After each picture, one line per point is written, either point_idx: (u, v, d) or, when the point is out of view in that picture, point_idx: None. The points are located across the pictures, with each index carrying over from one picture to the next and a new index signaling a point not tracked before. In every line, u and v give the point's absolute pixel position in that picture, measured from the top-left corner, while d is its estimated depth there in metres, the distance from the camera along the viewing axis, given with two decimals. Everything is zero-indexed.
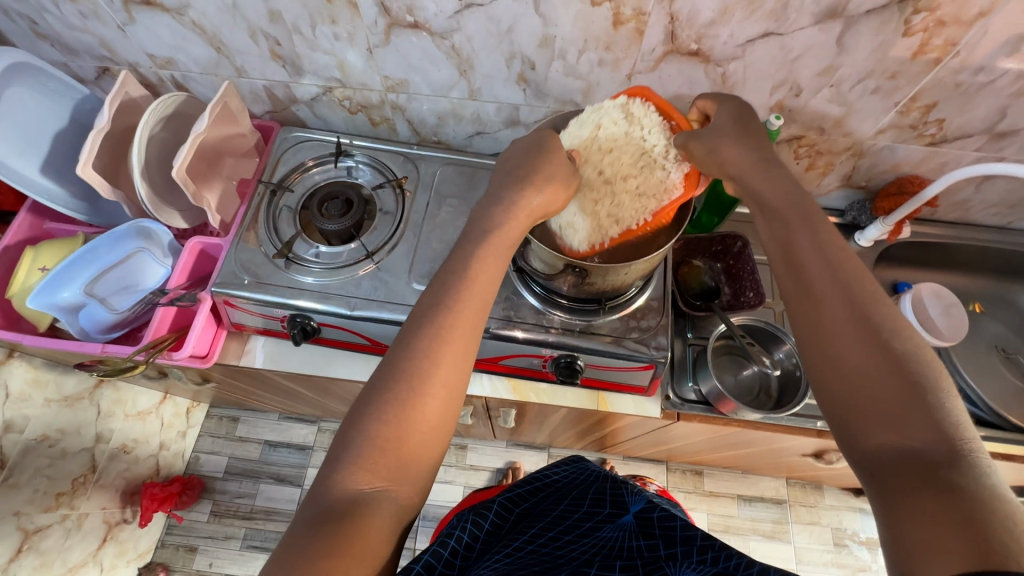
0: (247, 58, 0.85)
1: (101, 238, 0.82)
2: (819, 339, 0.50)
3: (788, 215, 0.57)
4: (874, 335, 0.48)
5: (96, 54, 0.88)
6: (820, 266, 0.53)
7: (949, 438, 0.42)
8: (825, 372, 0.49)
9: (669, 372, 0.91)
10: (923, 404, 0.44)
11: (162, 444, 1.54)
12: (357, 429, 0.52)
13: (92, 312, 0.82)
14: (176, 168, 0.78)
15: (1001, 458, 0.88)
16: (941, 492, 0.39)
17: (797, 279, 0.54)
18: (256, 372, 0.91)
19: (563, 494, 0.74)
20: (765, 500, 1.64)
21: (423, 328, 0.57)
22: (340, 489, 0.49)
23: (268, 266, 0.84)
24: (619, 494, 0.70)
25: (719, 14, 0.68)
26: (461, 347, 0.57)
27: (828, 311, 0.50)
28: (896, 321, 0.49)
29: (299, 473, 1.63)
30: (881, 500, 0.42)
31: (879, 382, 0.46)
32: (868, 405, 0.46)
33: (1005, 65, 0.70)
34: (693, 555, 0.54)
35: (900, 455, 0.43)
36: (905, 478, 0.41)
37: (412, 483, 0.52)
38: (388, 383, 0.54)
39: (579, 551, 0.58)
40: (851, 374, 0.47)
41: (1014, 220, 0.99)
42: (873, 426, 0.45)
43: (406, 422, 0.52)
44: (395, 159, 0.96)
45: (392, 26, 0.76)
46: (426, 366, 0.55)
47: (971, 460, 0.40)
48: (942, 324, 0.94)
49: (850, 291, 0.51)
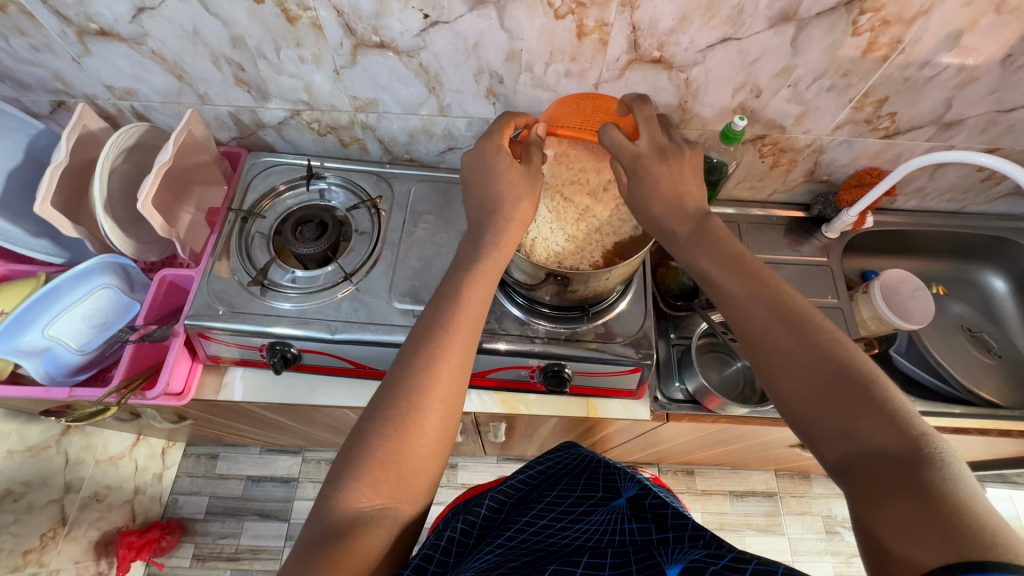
0: (210, 85, 0.84)
1: (63, 277, 0.77)
2: (765, 363, 0.55)
3: (705, 260, 0.62)
4: (816, 352, 0.52)
5: (49, 87, 0.85)
6: (752, 298, 0.57)
7: (908, 436, 0.44)
8: (781, 396, 0.53)
9: (656, 373, 0.92)
10: (873, 412, 0.46)
11: (137, 488, 1.47)
12: (360, 447, 0.53)
13: (56, 356, 0.78)
14: (141, 200, 0.76)
15: (977, 433, 0.92)
16: (909, 494, 0.41)
17: (737, 315, 0.58)
18: (235, 406, 0.88)
19: (556, 479, 0.72)
20: (757, 494, 1.66)
21: (423, 343, 0.58)
22: (340, 509, 0.50)
23: (243, 295, 0.82)
24: (612, 479, 0.68)
25: (679, 22, 0.70)
26: (458, 362, 0.58)
27: (769, 339, 0.55)
28: (831, 334, 0.53)
29: (285, 506, 1.57)
30: (859, 511, 0.44)
31: (828, 397, 0.49)
32: (826, 422, 0.49)
33: (947, 59, 0.74)
34: (685, 541, 0.52)
35: (864, 462, 0.45)
36: (874, 486, 0.44)
37: (414, 498, 0.53)
38: (390, 398, 0.55)
39: (572, 538, 0.58)
40: (804, 394, 0.51)
41: (968, 205, 1.04)
42: (835, 440, 0.48)
43: (406, 438, 0.53)
44: (368, 179, 0.95)
45: (358, 47, 0.76)
46: (426, 382, 0.56)
47: (931, 454, 0.43)
48: (910, 307, 0.97)
49: (779, 315, 0.55)
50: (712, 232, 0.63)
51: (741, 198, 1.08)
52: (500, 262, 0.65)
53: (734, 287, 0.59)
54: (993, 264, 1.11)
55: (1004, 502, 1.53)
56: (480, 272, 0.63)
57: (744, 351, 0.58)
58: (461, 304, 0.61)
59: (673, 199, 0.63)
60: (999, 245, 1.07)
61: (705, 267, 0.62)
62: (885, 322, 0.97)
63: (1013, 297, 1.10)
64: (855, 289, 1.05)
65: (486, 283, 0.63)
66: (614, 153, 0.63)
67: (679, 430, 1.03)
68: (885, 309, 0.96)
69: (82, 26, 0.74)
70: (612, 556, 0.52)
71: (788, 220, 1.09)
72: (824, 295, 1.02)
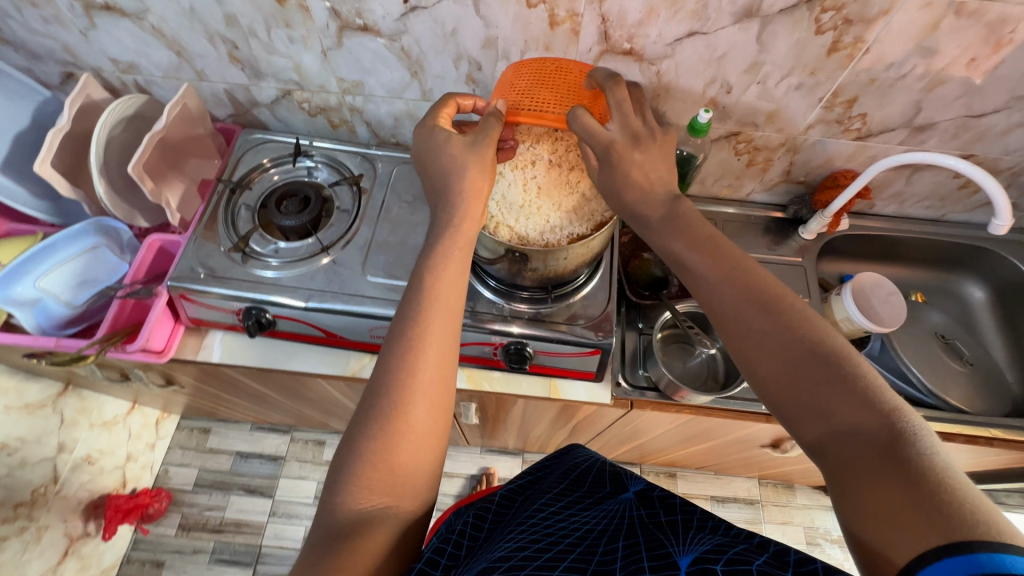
0: (206, 62, 0.89)
1: (59, 234, 0.84)
2: (742, 346, 0.56)
3: (677, 241, 0.64)
4: (789, 333, 0.53)
5: (59, 59, 0.90)
6: (727, 283, 0.59)
7: (881, 412, 0.46)
8: (758, 378, 0.55)
9: (621, 361, 0.94)
10: (848, 391, 0.48)
11: (128, 456, 1.52)
12: (353, 453, 0.53)
13: (46, 308, 0.83)
14: (132, 165, 0.81)
15: (940, 437, 0.92)
16: (887, 471, 0.43)
17: (713, 301, 0.59)
18: (214, 369, 0.92)
19: (560, 478, 0.72)
20: (738, 500, 1.65)
21: (406, 327, 0.59)
22: (342, 510, 0.51)
23: (225, 261, 0.86)
24: (619, 477, 0.71)
25: (646, 15, 0.73)
26: (446, 325, 0.60)
27: (745, 324, 0.56)
28: (803, 311, 0.55)
29: (270, 483, 1.61)
30: (841, 489, 0.46)
31: (803, 379, 0.51)
32: (803, 404, 0.50)
33: (913, 61, 0.75)
34: (694, 523, 0.56)
35: (842, 441, 0.47)
36: (854, 466, 0.45)
37: (415, 488, 0.54)
38: (380, 389, 0.56)
39: (582, 524, 0.59)
40: (781, 377, 0.52)
41: (947, 212, 1.05)
42: (812, 420, 0.50)
43: (393, 434, 0.54)
44: (353, 159, 1.00)
45: (343, 29, 0.80)
46: (407, 363, 0.57)
47: (903, 428, 0.44)
48: (882, 310, 0.98)
49: (753, 298, 0.57)
50: (682, 215, 0.65)
51: (720, 197, 1.09)
52: (463, 243, 0.65)
53: (709, 273, 0.60)
54: (973, 274, 1.11)
55: None
56: (449, 260, 0.64)
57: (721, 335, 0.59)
58: (433, 289, 0.62)
59: (645, 184, 0.65)
60: (978, 254, 1.07)
61: (677, 250, 0.64)
62: (855, 324, 0.97)
63: (990, 308, 1.10)
64: (829, 291, 1.05)
65: (462, 274, 0.64)
66: (587, 139, 0.63)
67: (649, 420, 1.04)
68: (852, 312, 0.97)
69: (88, 1, 0.79)
70: (622, 549, 0.52)
71: (767, 220, 1.10)
72: (797, 294, 1.03)
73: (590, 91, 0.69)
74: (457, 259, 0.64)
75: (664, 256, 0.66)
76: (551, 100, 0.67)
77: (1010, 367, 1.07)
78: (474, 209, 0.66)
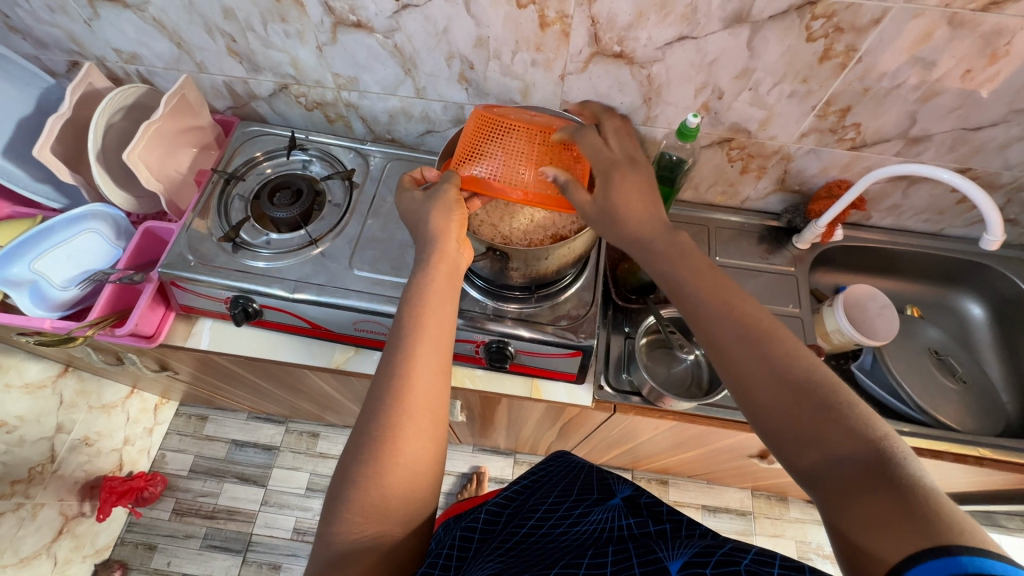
0: (206, 54, 0.91)
1: (57, 219, 0.84)
2: (734, 377, 0.56)
3: (676, 269, 0.63)
4: (777, 364, 0.53)
5: (65, 48, 0.93)
6: (720, 311, 0.58)
7: (867, 440, 0.46)
8: (749, 408, 0.54)
9: (606, 364, 0.94)
10: (837, 420, 0.48)
11: (127, 439, 1.54)
12: (345, 484, 0.53)
13: (40, 289, 0.85)
14: (128, 151, 0.82)
15: (928, 454, 0.91)
16: (877, 494, 0.43)
17: (706, 328, 0.59)
18: (203, 356, 0.94)
19: (551, 487, 0.73)
20: (730, 511, 1.63)
21: (402, 347, 0.60)
22: (337, 541, 0.51)
23: (215, 249, 0.87)
24: (606, 481, 0.71)
25: (636, 18, 0.72)
26: (438, 340, 0.61)
27: (736, 354, 0.56)
28: (791, 345, 0.55)
29: (264, 473, 1.61)
30: (832, 516, 0.46)
31: (795, 407, 0.51)
32: (795, 432, 0.50)
33: (906, 71, 0.74)
34: (682, 532, 0.56)
35: (834, 469, 0.47)
36: (845, 492, 0.45)
37: (406, 510, 0.54)
38: (375, 409, 0.56)
39: (571, 537, 0.59)
40: (772, 407, 0.52)
41: (946, 227, 1.03)
42: (804, 449, 0.49)
43: (384, 458, 0.54)
44: (347, 154, 1.01)
45: (337, 25, 0.81)
46: (399, 384, 0.57)
47: (891, 453, 0.45)
48: (873, 324, 0.96)
49: (744, 328, 0.57)
50: (682, 245, 0.65)
51: (714, 203, 1.09)
52: (445, 273, 0.66)
53: (702, 301, 0.60)
54: (972, 291, 1.09)
55: None
56: (430, 288, 0.64)
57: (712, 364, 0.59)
58: (420, 313, 0.62)
59: (644, 208, 0.66)
60: (977, 270, 1.05)
61: (668, 280, 0.63)
62: (845, 336, 0.95)
63: (988, 326, 1.09)
64: (821, 302, 1.04)
65: (449, 311, 0.65)
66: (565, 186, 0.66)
67: (635, 426, 1.03)
68: (846, 325, 0.95)
69: None
70: (612, 553, 0.52)
71: (762, 228, 1.09)
72: (788, 304, 1.02)
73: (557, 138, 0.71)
74: (446, 293, 0.65)
75: (659, 282, 0.65)
76: (515, 162, 0.68)
77: (1007, 387, 1.05)
78: (450, 244, 0.67)
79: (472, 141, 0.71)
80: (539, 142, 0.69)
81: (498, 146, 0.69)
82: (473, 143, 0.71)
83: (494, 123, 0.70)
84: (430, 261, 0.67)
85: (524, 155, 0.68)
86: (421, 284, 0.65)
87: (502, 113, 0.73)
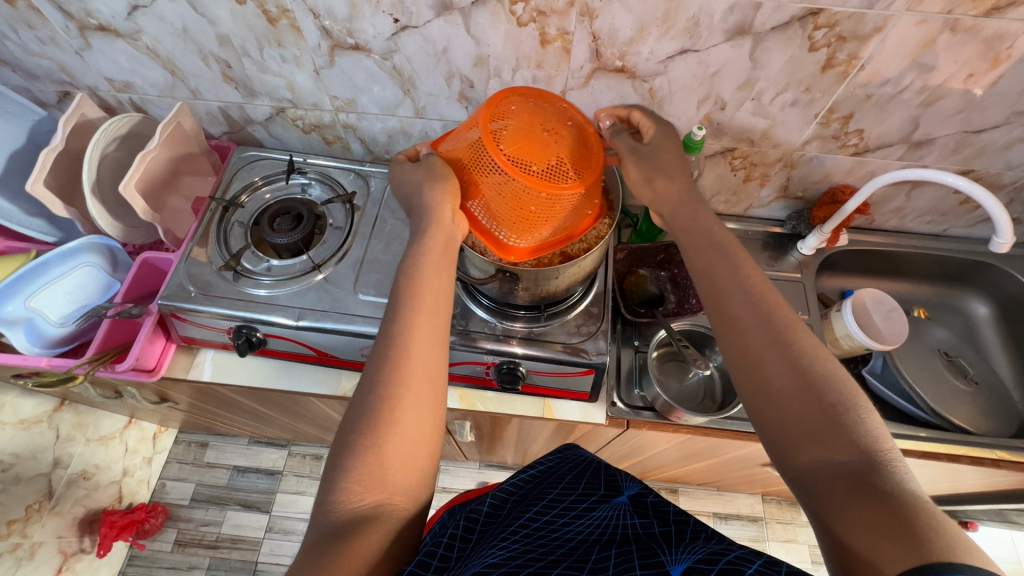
0: (200, 81, 0.89)
1: (52, 253, 0.84)
2: (748, 363, 0.55)
3: (705, 227, 0.65)
4: (791, 358, 0.53)
5: (56, 78, 0.91)
6: (737, 300, 0.58)
7: (867, 447, 0.47)
8: (757, 395, 0.54)
9: (617, 380, 0.93)
10: (841, 423, 0.48)
11: (125, 470, 1.46)
12: (346, 449, 0.53)
13: (36, 327, 0.83)
14: (124, 184, 0.80)
15: (945, 458, 0.90)
16: (867, 500, 0.43)
17: (726, 311, 0.58)
18: (205, 386, 0.92)
19: (558, 475, 0.70)
20: (742, 517, 1.60)
21: (396, 319, 0.60)
22: (340, 509, 0.51)
23: (216, 279, 0.85)
24: (613, 479, 0.67)
25: (637, 33, 0.72)
26: (432, 316, 0.61)
27: (747, 341, 0.56)
28: (810, 343, 0.54)
29: (267, 498, 1.52)
30: (824, 513, 0.46)
31: (800, 404, 0.51)
32: (797, 426, 0.50)
33: (909, 78, 0.75)
34: (686, 533, 0.54)
35: (829, 471, 0.47)
36: (841, 492, 0.45)
37: (407, 482, 0.54)
38: (375, 379, 0.56)
39: (574, 533, 0.57)
40: (777, 397, 0.52)
41: (949, 227, 1.03)
42: (805, 445, 0.49)
43: (382, 427, 0.54)
44: (347, 176, 0.99)
45: (335, 48, 0.80)
46: (399, 361, 0.57)
47: (888, 463, 0.45)
48: (884, 327, 0.94)
49: (763, 317, 0.56)
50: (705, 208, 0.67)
51: (717, 212, 1.08)
52: (441, 242, 0.66)
53: (728, 289, 0.59)
54: (976, 290, 1.09)
55: (1003, 543, 1.48)
56: (425, 261, 0.64)
57: (720, 344, 0.59)
58: (419, 285, 0.63)
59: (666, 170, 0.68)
60: (982, 269, 1.05)
61: (685, 253, 0.65)
62: (855, 341, 0.95)
63: (995, 324, 1.08)
64: (829, 308, 1.03)
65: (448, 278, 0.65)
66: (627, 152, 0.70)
67: (647, 439, 1.02)
68: (854, 328, 0.94)
69: (83, 22, 0.80)
70: (614, 556, 0.51)
71: (765, 235, 1.09)
72: (795, 310, 1.02)
73: (561, 150, 0.63)
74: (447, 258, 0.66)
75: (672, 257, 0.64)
76: (505, 198, 0.64)
77: (1015, 384, 1.05)
78: (445, 212, 0.66)
79: (471, 155, 0.66)
80: (534, 181, 0.61)
81: (492, 181, 0.64)
82: (472, 161, 0.66)
83: (486, 147, 0.63)
84: (423, 236, 0.66)
85: (517, 196, 0.63)
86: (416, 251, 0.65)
87: (504, 118, 0.64)
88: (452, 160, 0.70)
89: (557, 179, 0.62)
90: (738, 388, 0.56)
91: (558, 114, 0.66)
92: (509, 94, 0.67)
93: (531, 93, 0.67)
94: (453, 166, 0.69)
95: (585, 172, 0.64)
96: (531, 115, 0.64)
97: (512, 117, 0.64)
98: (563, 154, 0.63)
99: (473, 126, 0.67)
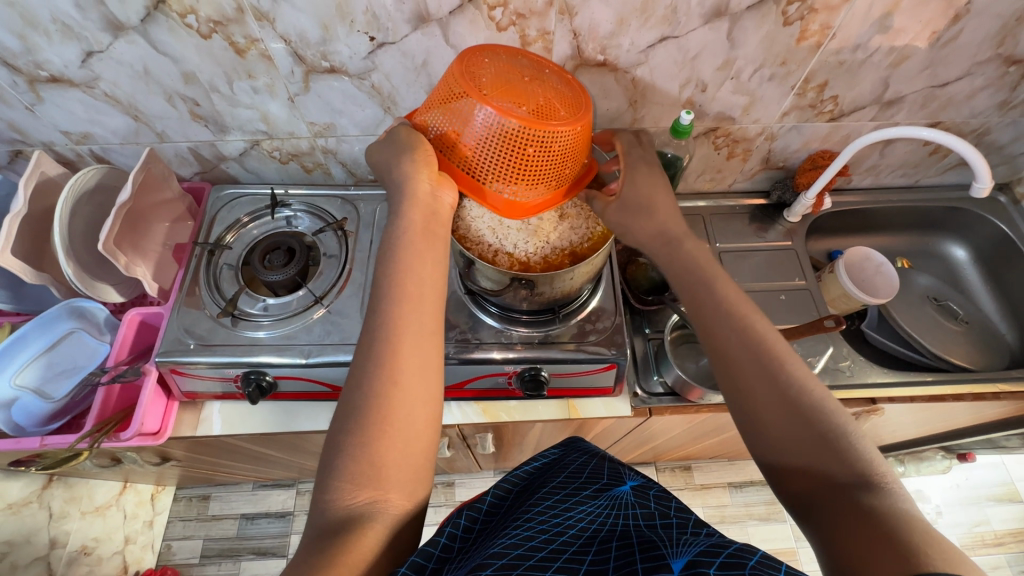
0: (166, 123, 0.85)
1: (30, 325, 0.81)
2: (739, 390, 0.56)
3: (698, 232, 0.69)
4: (779, 385, 0.54)
5: (6, 138, 0.85)
6: (726, 330, 0.59)
7: (857, 467, 0.48)
8: (751, 424, 0.55)
9: (635, 369, 0.93)
10: (832, 447, 0.50)
11: (126, 538, 1.37)
12: (336, 450, 0.52)
13: (25, 406, 0.79)
14: (102, 240, 0.76)
15: (953, 399, 0.94)
16: (864, 523, 0.44)
17: (715, 342, 0.60)
18: (215, 440, 0.88)
19: (564, 464, 0.68)
20: (756, 483, 1.63)
21: (375, 312, 0.59)
22: (332, 507, 0.50)
23: (213, 327, 0.81)
24: (617, 470, 0.66)
25: (618, 25, 0.72)
26: (416, 325, 0.59)
27: (739, 367, 0.57)
28: (799, 367, 0.56)
29: (282, 543, 1.42)
30: (821, 537, 0.47)
31: (793, 429, 0.52)
32: (790, 453, 0.52)
33: (878, 42, 0.77)
34: (688, 527, 0.53)
35: (824, 494, 0.48)
36: (838, 516, 0.46)
37: (401, 484, 0.53)
38: (362, 372, 0.55)
39: (577, 520, 0.56)
40: (770, 423, 0.53)
41: (921, 178, 1.07)
42: (800, 470, 0.51)
43: (371, 426, 0.53)
44: (334, 203, 0.96)
45: (309, 73, 0.77)
46: (376, 368, 0.55)
47: (879, 484, 0.47)
48: (875, 282, 1.00)
49: (756, 341, 0.57)
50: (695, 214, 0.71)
51: (702, 191, 1.10)
52: (420, 219, 0.63)
53: (716, 314, 0.61)
54: (952, 235, 1.14)
55: (997, 467, 1.57)
56: (409, 245, 0.62)
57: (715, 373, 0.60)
58: (401, 280, 0.60)
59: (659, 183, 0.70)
60: (955, 214, 1.11)
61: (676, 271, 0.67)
62: (852, 299, 0.98)
63: (974, 264, 1.14)
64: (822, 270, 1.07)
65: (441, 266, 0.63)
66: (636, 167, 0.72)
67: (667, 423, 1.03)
68: (849, 285, 0.97)
69: (32, 75, 0.75)
70: (615, 550, 0.50)
71: (751, 207, 1.11)
72: (793, 277, 1.04)
73: (550, 97, 0.62)
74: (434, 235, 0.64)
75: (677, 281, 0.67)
76: (500, 144, 0.60)
77: (1003, 318, 1.10)
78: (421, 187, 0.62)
79: (446, 113, 0.63)
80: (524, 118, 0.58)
81: (476, 136, 0.61)
82: (453, 121, 0.62)
83: (469, 95, 0.59)
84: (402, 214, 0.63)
85: (503, 143, 0.59)
86: (397, 237, 0.63)
87: (481, 71, 0.62)
88: (427, 128, 0.66)
89: (557, 120, 0.60)
90: (735, 415, 0.57)
91: (531, 67, 0.65)
92: (480, 50, 0.66)
93: (494, 49, 0.66)
94: (428, 137, 0.66)
95: (574, 111, 0.62)
96: (508, 69, 0.63)
97: (488, 68, 0.63)
98: (552, 100, 0.62)
99: (447, 84, 0.63)
